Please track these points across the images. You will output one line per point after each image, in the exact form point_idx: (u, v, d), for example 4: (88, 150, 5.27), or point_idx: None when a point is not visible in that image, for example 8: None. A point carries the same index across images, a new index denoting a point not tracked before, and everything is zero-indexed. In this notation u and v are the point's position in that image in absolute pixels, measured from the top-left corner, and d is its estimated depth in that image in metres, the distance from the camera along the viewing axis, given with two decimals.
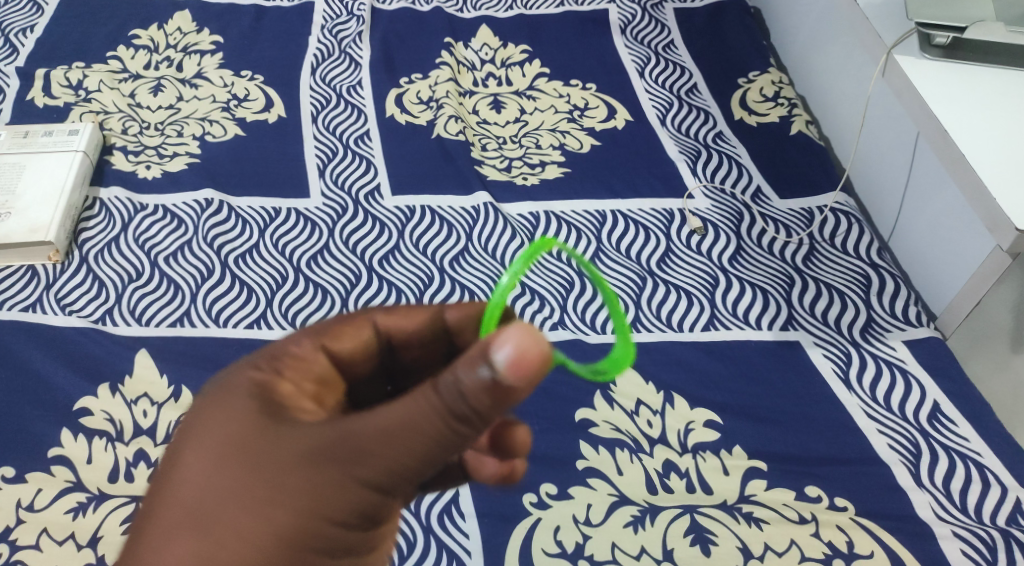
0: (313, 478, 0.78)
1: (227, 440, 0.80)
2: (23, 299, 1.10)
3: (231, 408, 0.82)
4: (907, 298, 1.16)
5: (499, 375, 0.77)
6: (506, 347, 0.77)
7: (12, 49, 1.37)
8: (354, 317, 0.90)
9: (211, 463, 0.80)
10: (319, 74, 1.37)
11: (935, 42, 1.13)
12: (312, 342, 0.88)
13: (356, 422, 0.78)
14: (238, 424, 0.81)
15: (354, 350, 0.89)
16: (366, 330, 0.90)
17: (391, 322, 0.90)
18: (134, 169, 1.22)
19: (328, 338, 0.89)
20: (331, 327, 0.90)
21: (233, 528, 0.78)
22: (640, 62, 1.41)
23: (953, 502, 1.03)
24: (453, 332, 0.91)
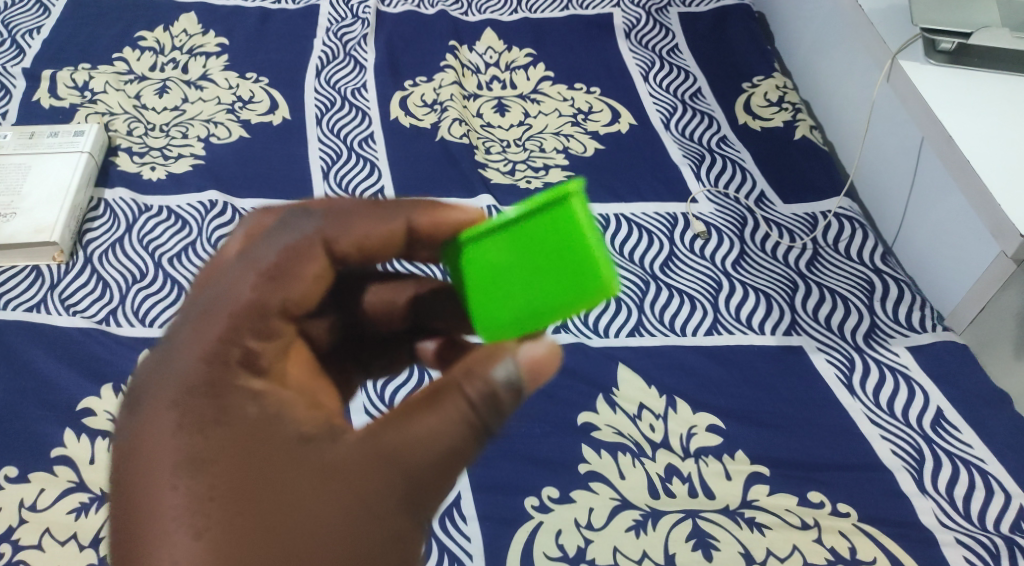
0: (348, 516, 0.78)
1: (233, 483, 0.77)
2: (28, 299, 1.10)
3: (230, 438, 0.78)
4: (911, 303, 1.16)
5: (521, 380, 0.81)
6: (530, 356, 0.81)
7: (19, 50, 1.37)
8: (303, 241, 0.84)
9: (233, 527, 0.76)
10: (324, 76, 1.37)
11: (941, 48, 1.13)
12: (264, 295, 0.82)
13: (384, 454, 0.79)
14: (247, 468, 0.77)
15: (313, 278, 0.84)
16: (321, 252, 0.84)
17: (342, 240, 0.85)
18: (139, 170, 1.23)
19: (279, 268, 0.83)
20: (281, 257, 0.83)
21: None
22: (644, 66, 1.41)
23: (957, 509, 1.03)
24: (417, 236, 0.86)
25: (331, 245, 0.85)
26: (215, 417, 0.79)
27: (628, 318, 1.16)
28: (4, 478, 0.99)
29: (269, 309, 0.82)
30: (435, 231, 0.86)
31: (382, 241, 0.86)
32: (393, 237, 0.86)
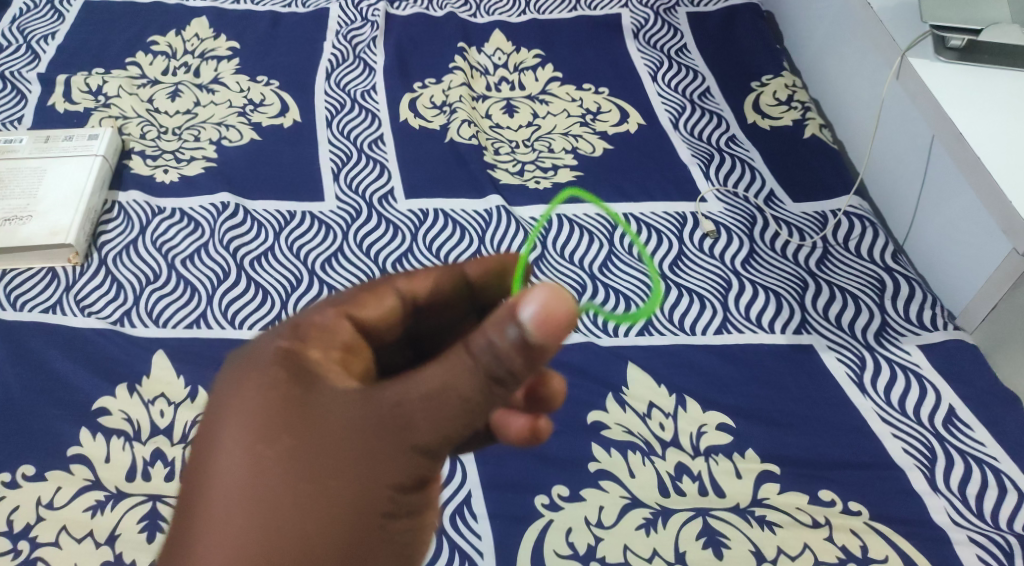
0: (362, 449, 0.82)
1: (259, 416, 0.83)
2: (44, 300, 1.12)
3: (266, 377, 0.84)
4: (922, 301, 1.16)
5: (529, 333, 0.80)
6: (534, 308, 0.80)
7: (34, 56, 1.39)
8: (380, 285, 0.92)
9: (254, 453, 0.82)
10: (334, 79, 1.38)
11: (950, 45, 1.12)
12: (335, 312, 0.89)
13: (401, 389, 0.82)
14: (278, 409, 0.83)
15: (376, 318, 0.91)
16: (392, 297, 0.91)
17: (415, 287, 0.92)
18: (152, 172, 1.24)
19: (353, 305, 0.90)
20: (358, 293, 0.91)
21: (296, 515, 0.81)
22: (653, 66, 1.42)
23: (970, 507, 1.03)
24: (475, 289, 0.93)
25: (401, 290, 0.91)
26: (261, 377, 0.84)
27: None
28: (21, 477, 1.00)
29: (332, 327, 0.88)
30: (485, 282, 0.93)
31: (442, 290, 0.92)
32: (453, 285, 0.93)
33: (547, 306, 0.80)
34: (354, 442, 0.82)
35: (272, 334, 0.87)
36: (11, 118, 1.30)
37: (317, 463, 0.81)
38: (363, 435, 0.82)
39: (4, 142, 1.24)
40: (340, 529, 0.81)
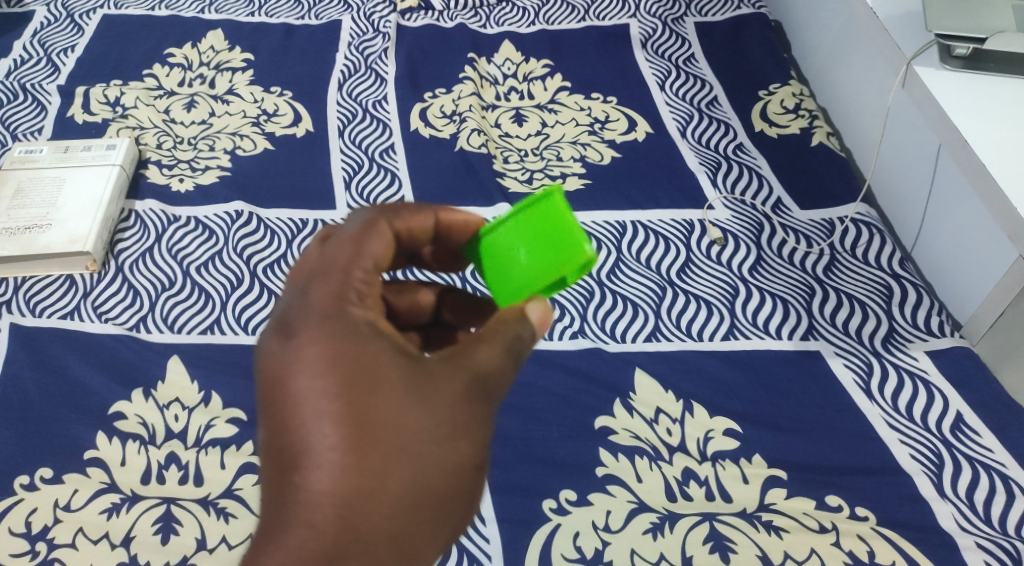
0: (441, 405, 0.85)
1: (350, 388, 0.84)
2: (62, 307, 1.14)
3: (340, 358, 0.85)
4: (930, 308, 1.16)
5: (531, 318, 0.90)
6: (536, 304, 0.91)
7: (54, 68, 1.42)
8: (375, 229, 0.91)
9: (344, 424, 0.83)
10: (346, 89, 1.41)
11: (955, 53, 1.13)
12: (367, 269, 0.90)
13: (467, 360, 0.87)
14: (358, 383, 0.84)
15: (386, 262, 0.91)
16: (388, 235, 0.92)
17: (407, 225, 0.93)
18: (168, 182, 1.27)
19: (370, 248, 0.90)
20: (360, 234, 0.91)
21: (390, 466, 0.83)
22: (661, 75, 1.43)
23: (977, 513, 1.03)
24: (441, 233, 0.96)
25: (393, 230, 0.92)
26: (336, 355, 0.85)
27: (645, 323, 1.17)
28: (39, 479, 1.03)
29: (366, 285, 0.89)
30: (453, 229, 0.95)
31: (418, 235, 0.94)
32: (424, 232, 0.94)
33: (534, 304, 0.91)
34: (443, 405, 0.85)
35: (322, 313, 0.87)
36: (32, 129, 1.33)
37: (403, 424, 0.84)
38: (447, 395, 0.86)
39: (25, 152, 1.27)
40: (429, 489, 0.84)
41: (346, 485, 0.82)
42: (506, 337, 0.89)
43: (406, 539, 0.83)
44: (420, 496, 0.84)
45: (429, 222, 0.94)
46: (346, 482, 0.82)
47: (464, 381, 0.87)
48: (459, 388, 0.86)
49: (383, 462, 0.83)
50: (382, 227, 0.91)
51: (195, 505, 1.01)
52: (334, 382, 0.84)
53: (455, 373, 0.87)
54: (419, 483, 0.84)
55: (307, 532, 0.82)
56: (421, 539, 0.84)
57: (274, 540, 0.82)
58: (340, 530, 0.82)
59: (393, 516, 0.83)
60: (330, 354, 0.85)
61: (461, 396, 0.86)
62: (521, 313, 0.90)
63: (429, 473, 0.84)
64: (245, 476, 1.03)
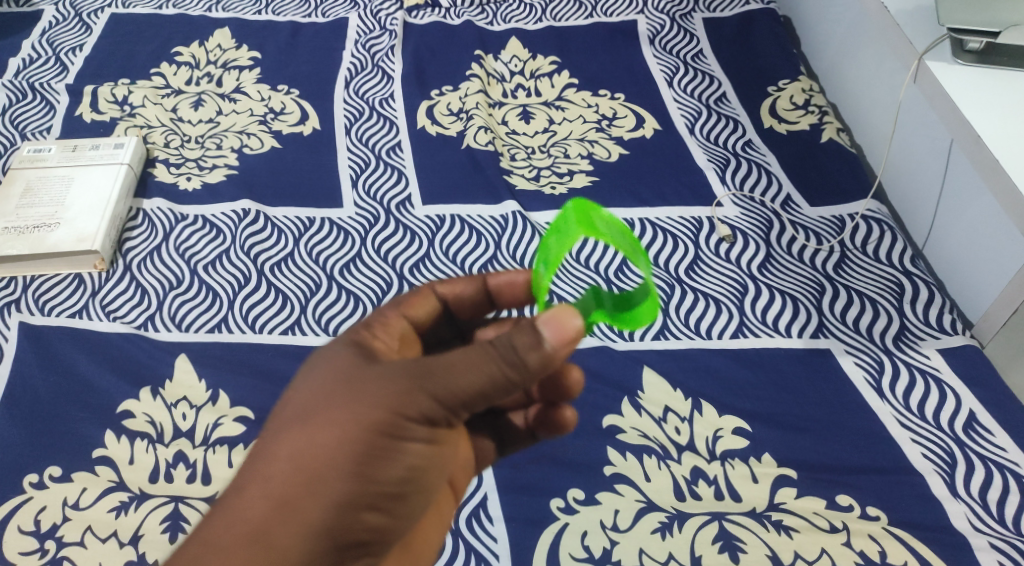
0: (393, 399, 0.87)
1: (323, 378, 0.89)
2: (70, 306, 1.15)
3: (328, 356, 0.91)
4: (941, 306, 1.15)
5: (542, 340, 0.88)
6: (548, 322, 0.88)
7: (63, 67, 1.43)
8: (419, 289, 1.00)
9: (304, 411, 0.88)
10: (353, 87, 1.40)
11: (968, 47, 1.12)
12: (397, 312, 0.97)
13: (435, 361, 0.88)
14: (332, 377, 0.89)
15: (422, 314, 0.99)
16: (429, 299, 0.99)
17: (454, 290, 1.00)
18: (176, 180, 1.27)
19: (407, 307, 0.98)
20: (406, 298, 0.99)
21: (335, 454, 0.86)
22: (669, 71, 1.42)
23: (990, 513, 1.02)
24: (495, 297, 1.01)
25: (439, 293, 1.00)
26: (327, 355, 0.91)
27: (653, 321, 1.16)
28: (48, 478, 1.03)
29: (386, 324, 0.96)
30: (504, 293, 1.01)
31: (466, 299, 1.00)
32: (475, 295, 1.00)
33: (556, 319, 0.88)
34: (395, 398, 0.87)
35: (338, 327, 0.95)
36: (40, 128, 1.33)
37: (351, 415, 0.87)
38: (402, 392, 0.87)
39: (33, 151, 1.27)
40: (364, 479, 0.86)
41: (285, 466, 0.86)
42: (492, 347, 0.88)
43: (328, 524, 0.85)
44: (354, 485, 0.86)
45: (478, 285, 1.01)
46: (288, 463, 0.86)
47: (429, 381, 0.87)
48: (411, 380, 0.87)
49: (324, 446, 0.86)
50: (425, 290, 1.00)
51: (203, 504, 1.02)
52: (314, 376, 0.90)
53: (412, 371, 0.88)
54: (357, 467, 0.86)
55: (241, 505, 0.86)
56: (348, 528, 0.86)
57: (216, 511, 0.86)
58: (271, 506, 0.86)
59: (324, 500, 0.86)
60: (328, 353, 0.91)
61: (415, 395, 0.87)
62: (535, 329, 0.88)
63: (368, 465, 0.86)
64: None
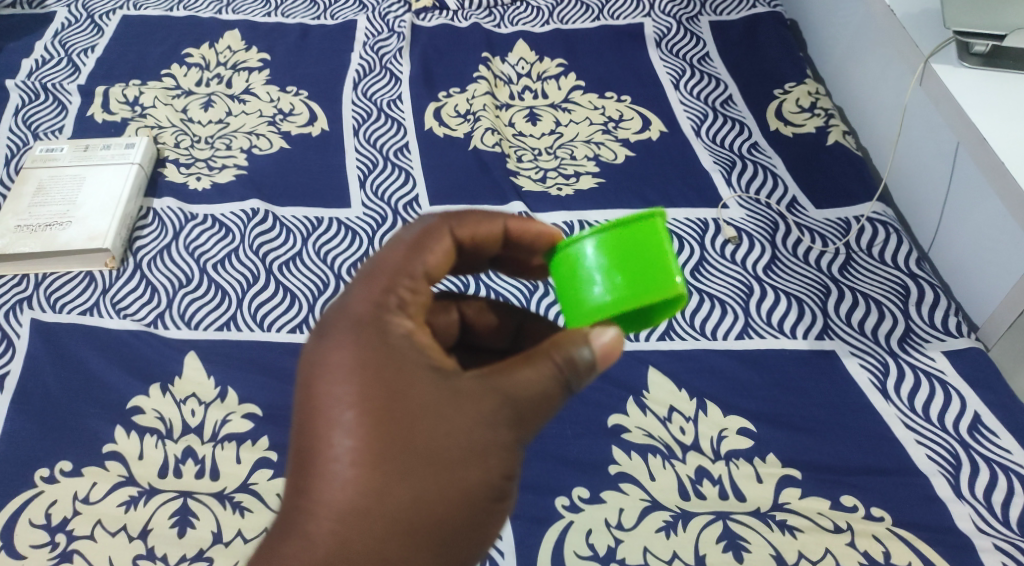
0: (471, 430, 0.86)
1: (390, 398, 0.86)
2: (81, 303, 1.16)
3: (391, 367, 0.87)
4: (947, 308, 1.15)
5: (593, 359, 0.87)
6: (600, 340, 0.87)
7: (75, 68, 1.44)
8: (434, 231, 0.93)
9: (375, 435, 0.85)
10: (361, 89, 1.42)
11: (974, 50, 1.12)
12: (417, 271, 0.91)
13: (508, 385, 0.87)
14: (402, 397, 0.86)
15: (443, 262, 0.93)
16: (448, 241, 0.94)
17: (468, 232, 0.95)
18: (185, 180, 1.28)
19: (423, 252, 0.92)
20: (421, 240, 0.93)
21: (410, 489, 0.84)
22: (675, 74, 1.43)
23: (994, 515, 1.03)
24: (512, 240, 0.96)
25: (457, 234, 0.94)
26: (388, 366, 0.87)
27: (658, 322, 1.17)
28: (58, 472, 1.04)
29: (411, 294, 0.91)
30: (524, 238, 0.96)
31: (482, 241, 0.95)
32: (491, 237, 0.96)
33: (606, 342, 0.88)
34: (471, 430, 0.86)
35: (374, 307, 0.89)
36: (53, 128, 1.35)
37: (429, 446, 0.85)
38: (478, 423, 0.86)
39: (46, 151, 1.28)
40: (440, 516, 0.85)
41: (359, 497, 0.84)
42: (554, 363, 0.87)
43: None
44: (430, 522, 0.85)
45: (497, 229, 0.96)
46: (360, 492, 0.84)
47: (494, 404, 0.86)
48: (491, 408, 0.86)
49: (395, 480, 0.84)
50: (443, 230, 0.94)
51: (212, 499, 1.03)
52: (380, 391, 0.86)
53: (486, 397, 0.86)
54: (431, 503, 0.85)
55: (311, 533, 0.84)
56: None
57: (286, 538, 0.85)
58: (342, 537, 0.84)
59: (398, 536, 0.84)
60: (388, 362, 0.87)
61: (493, 426, 0.86)
62: (584, 341, 0.87)
63: (444, 502, 0.85)
64: (260, 471, 1.04)
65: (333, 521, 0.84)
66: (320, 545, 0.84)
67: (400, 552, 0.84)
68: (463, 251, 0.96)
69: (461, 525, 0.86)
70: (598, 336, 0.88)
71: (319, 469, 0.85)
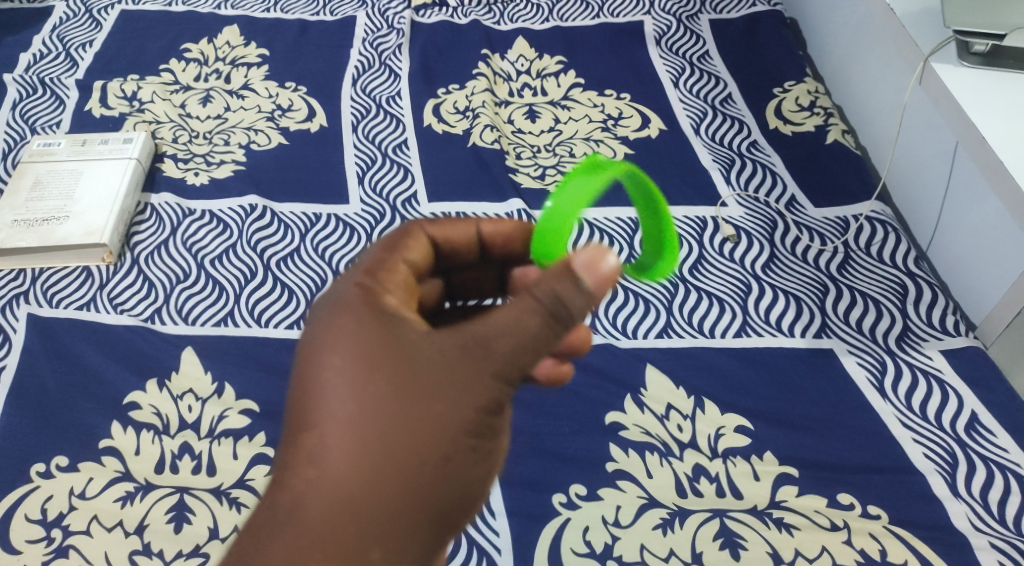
0: (450, 379, 0.86)
1: (370, 357, 0.87)
2: (78, 298, 1.16)
3: (368, 328, 0.88)
4: (945, 307, 1.16)
5: (583, 284, 0.85)
6: (582, 264, 0.86)
7: (72, 62, 1.44)
8: (409, 232, 0.96)
9: (356, 389, 0.86)
10: (360, 85, 1.41)
11: (974, 50, 1.12)
12: (395, 259, 0.94)
13: (485, 330, 0.87)
14: (380, 355, 0.87)
15: (420, 259, 0.96)
16: (424, 239, 0.97)
17: (443, 232, 0.98)
18: (183, 176, 1.28)
19: (401, 249, 0.95)
20: (396, 238, 0.96)
21: (391, 441, 0.85)
22: (675, 72, 1.43)
23: (991, 513, 1.03)
24: (488, 243, 0.99)
25: (433, 236, 0.97)
26: (364, 328, 0.88)
27: (656, 320, 1.17)
28: (55, 467, 1.04)
29: (390, 275, 0.92)
30: (499, 237, 0.99)
31: (458, 242, 0.98)
32: (468, 240, 0.99)
33: (590, 261, 0.86)
34: (451, 382, 0.86)
35: (354, 282, 0.91)
36: (51, 122, 1.34)
37: (410, 398, 0.86)
38: (457, 373, 0.86)
39: (43, 146, 1.28)
40: (424, 465, 0.85)
41: (339, 452, 0.84)
42: (533, 300, 0.86)
43: (393, 519, 0.84)
44: (414, 472, 0.84)
45: (472, 232, 0.99)
46: (342, 448, 0.85)
47: (472, 355, 0.87)
48: (468, 357, 0.87)
49: (375, 434, 0.85)
50: (418, 231, 0.97)
51: (208, 494, 1.02)
52: (356, 350, 0.87)
53: (464, 348, 0.87)
54: (414, 454, 0.85)
55: (294, 494, 0.84)
56: (405, 522, 0.84)
57: (270, 503, 0.85)
58: (323, 494, 0.84)
59: (382, 490, 0.84)
60: (364, 324, 0.88)
61: (472, 376, 0.86)
62: (567, 270, 0.86)
63: (426, 452, 0.85)
64: (257, 467, 1.04)
65: (315, 480, 0.84)
66: (303, 504, 0.84)
67: (385, 506, 0.84)
68: (444, 256, 0.99)
69: (447, 477, 0.85)
70: (581, 262, 0.86)
71: (299, 434, 0.86)
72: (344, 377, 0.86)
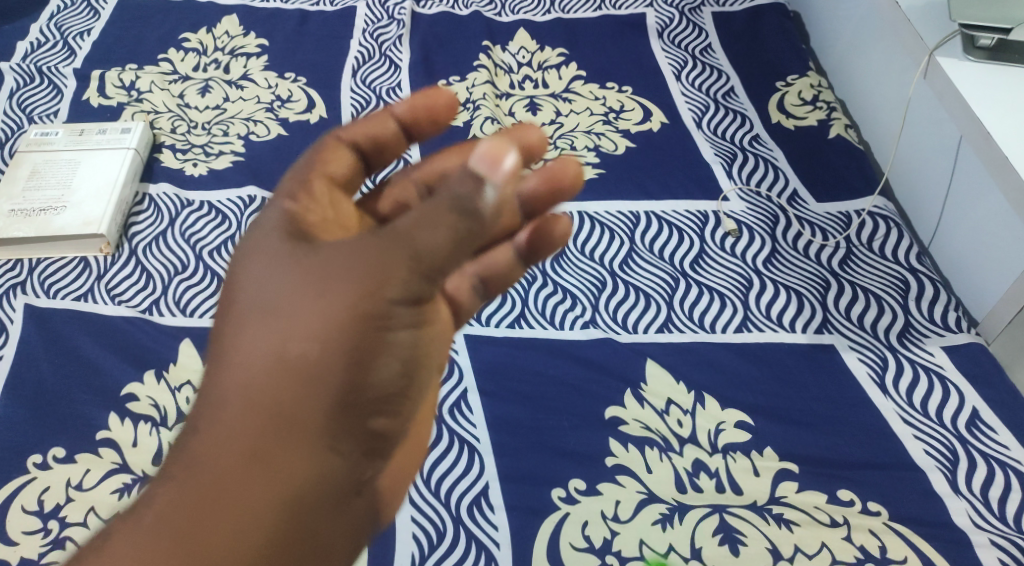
0: (360, 269, 0.82)
1: (282, 267, 0.84)
2: (76, 289, 1.15)
3: (281, 243, 0.85)
4: (947, 303, 1.15)
5: (484, 177, 0.80)
6: (482, 155, 0.80)
7: (70, 51, 1.43)
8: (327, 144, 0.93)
9: (268, 300, 0.83)
10: (360, 76, 1.41)
11: (980, 44, 1.11)
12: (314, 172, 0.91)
13: (391, 226, 0.82)
14: (292, 263, 0.84)
15: (341, 171, 0.92)
16: (344, 150, 0.93)
17: (362, 137, 0.94)
18: (182, 166, 1.27)
19: (322, 166, 0.91)
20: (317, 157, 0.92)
21: (299, 344, 0.82)
22: (677, 65, 1.42)
23: (991, 510, 1.02)
24: (409, 130, 0.95)
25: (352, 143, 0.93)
26: (277, 242, 0.85)
27: (657, 314, 1.16)
28: (52, 458, 1.03)
29: (309, 182, 0.89)
30: (419, 120, 0.95)
31: (385, 140, 0.94)
32: (391, 135, 0.95)
33: (490, 156, 0.80)
34: (360, 273, 0.82)
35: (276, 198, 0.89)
36: (48, 112, 1.33)
37: (319, 297, 0.82)
38: (367, 264, 0.82)
39: (40, 135, 1.27)
40: (338, 366, 0.82)
41: (249, 363, 0.82)
42: (437, 200, 0.81)
43: (309, 425, 0.82)
44: (330, 375, 0.81)
45: (392, 124, 0.95)
46: (254, 360, 0.82)
47: (380, 246, 0.82)
48: (378, 249, 0.82)
49: (285, 339, 0.82)
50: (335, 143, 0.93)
51: None
52: (267, 263, 0.85)
53: (374, 241, 0.82)
54: (327, 354, 0.81)
55: (212, 412, 0.83)
56: (322, 428, 0.82)
57: (190, 427, 0.84)
58: (239, 407, 0.82)
59: (296, 396, 0.82)
60: (274, 238, 0.85)
61: (385, 268, 0.81)
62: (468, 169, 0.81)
63: (339, 348, 0.81)
64: None
65: (228, 395, 0.82)
66: (220, 421, 0.82)
67: (301, 414, 0.82)
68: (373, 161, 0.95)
69: (366, 375, 0.82)
70: (479, 159, 0.80)
71: (215, 352, 0.84)
72: (255, 303, 0.84)
